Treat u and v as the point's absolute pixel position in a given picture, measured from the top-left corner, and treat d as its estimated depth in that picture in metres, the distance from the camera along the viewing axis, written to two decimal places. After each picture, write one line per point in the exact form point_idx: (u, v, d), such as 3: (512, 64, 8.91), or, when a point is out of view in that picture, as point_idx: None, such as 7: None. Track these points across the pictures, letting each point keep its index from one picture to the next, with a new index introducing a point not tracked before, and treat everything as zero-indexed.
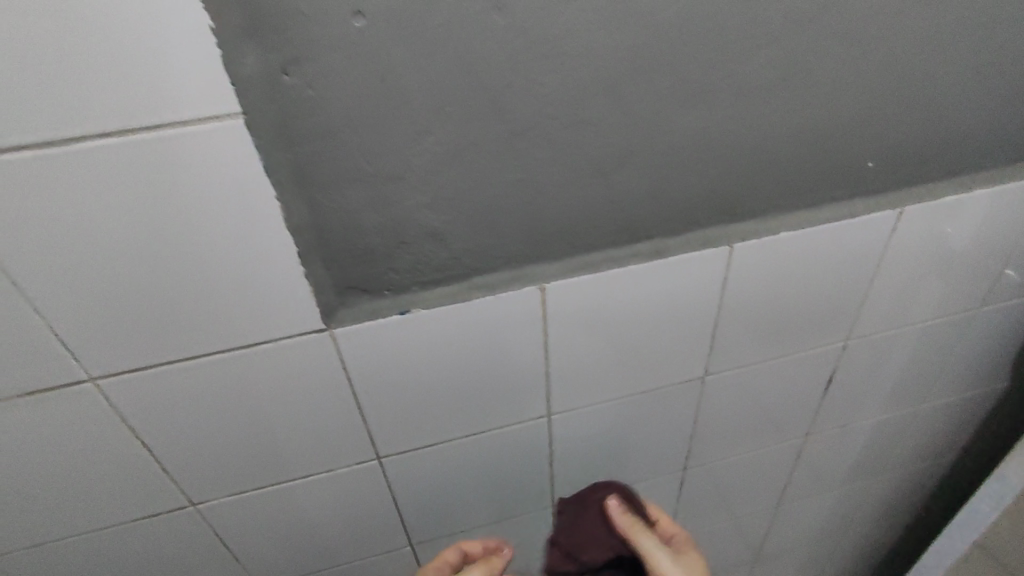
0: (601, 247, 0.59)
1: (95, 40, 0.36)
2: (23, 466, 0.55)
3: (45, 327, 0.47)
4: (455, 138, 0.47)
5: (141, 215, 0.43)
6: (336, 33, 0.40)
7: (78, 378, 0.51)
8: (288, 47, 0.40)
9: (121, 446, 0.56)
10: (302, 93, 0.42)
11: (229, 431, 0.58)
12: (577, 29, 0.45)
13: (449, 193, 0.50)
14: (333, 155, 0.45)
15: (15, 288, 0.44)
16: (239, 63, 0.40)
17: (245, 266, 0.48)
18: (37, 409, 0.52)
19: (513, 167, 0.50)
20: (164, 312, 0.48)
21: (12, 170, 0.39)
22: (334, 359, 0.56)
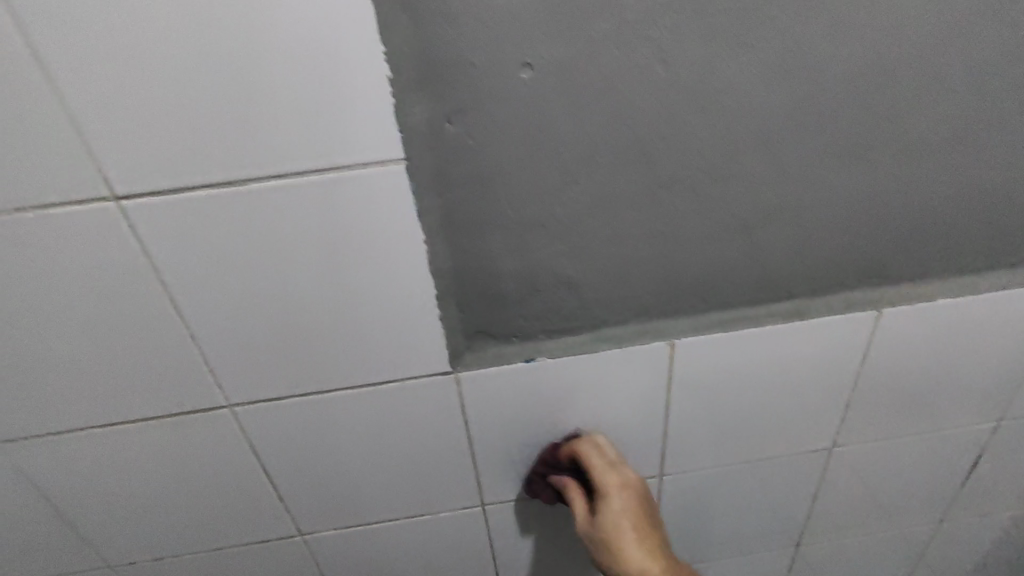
0: (735, 304, 0.56)
1: (285, 87, 0.38)
2: (157, 483, 0.57)
3: (196, 352, 0.49)
4: (602, 188, 0.46)
5: (296, 251, 0.45)
6: (502, 84, 0.41)
7: (218, 404, 0.52)
8: (455, 97, 0.41)
9: (246, 472, 0.58)
10: (462, 142, 0.43)
11: (346, 465, 0.58)
12: (740, 82, 0.43)
13: (589, 242, 0.49)
14: (483, 200, 0.45)
15: (178, 315, 0.47)
16: (408, 112, 0.41)
17: (385, 305, 0.48)
18: (177, 429, 0.54)
19: (655, 219, 0.49)
20: (305, 346, 0.50)
21: (193, 206, 0.42)
22: (455, 402, 0.55)
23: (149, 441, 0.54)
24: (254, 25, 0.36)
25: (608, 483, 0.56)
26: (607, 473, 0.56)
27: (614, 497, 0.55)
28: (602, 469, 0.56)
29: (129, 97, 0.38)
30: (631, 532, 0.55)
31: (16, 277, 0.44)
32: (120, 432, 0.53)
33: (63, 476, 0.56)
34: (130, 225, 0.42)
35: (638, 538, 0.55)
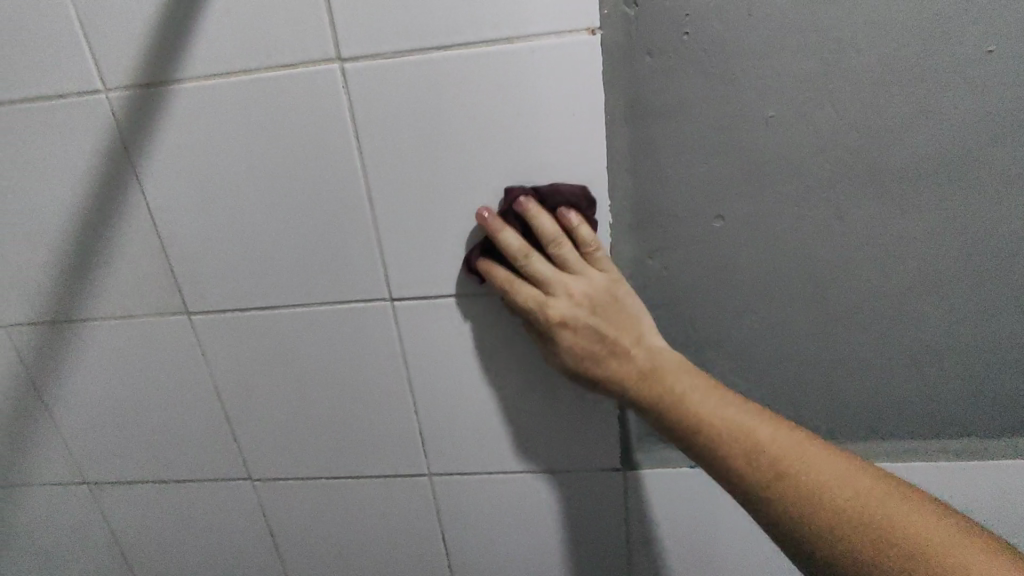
0: (905, 438, 0.56)
1: None
2: (354, 533, 0.67)
3: (415, 424, 0.60)
4: (776, 317, 0.53)
5: (511, 350, 0.55)
6: (697, 230, 0.50)
7: (421, 471, 0.62)
8: (658, 239, 0.51)
9: (427, 536, 0.66)
10: (659, 274, 0.52)
11: (511, 547, 0.64)
12: (911, 236, 0.49)
13: (759, 363, 0.55)
14: (669, 321, 0.54)
15: (410, 392, 0.58)
16: (619, 249, 0.51)
17: (574, 403, 0.56)
18: (383, 488, 0.64)
19: (825, 347, 0.54)
20: (500, 428, 0.59)
21: (443, 309, 0.54)
22: (620, 498, 0.60)
23: (357, 495, 0.65)
24: (515, 183, 0.49)
25: (555, 312, 0.45)
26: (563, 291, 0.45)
27: (559, 318, 0.45)
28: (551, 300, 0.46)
29: (416, 229, 0.51)
30: (664, 366, 0.44)
31: (302, 349, 0.58)
32: (339, 484, 0.64)
33: (285, 517, 0.67)
34: (392, 320, 0.55)
35: (610, 359, 0.46)
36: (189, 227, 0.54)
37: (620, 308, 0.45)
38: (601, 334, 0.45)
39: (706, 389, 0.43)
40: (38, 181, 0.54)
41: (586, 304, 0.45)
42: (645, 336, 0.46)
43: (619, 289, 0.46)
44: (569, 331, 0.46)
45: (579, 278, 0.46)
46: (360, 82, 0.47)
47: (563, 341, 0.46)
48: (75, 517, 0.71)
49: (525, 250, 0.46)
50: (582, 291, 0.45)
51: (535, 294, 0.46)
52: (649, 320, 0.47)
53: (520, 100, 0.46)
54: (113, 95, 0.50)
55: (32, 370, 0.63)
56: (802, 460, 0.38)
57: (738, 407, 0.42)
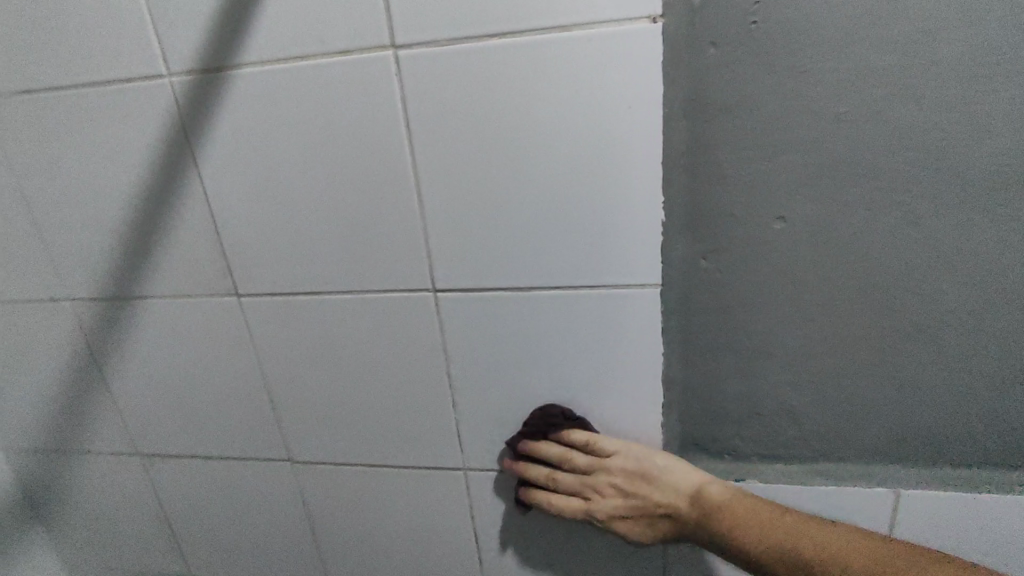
0: (981, 471, 0.51)
1: (575, 222, 0.49)
2: (388, 522, 0.67)
3: (453, 418, 0.60)
4: (837, 328, 0.49)
5: (553, 347, 0.54)
6: (756, 232, 0.48)
7: (457, 465, 0.62)
8: (713, 240, 0.49)
9: (460, 531, 0.65)
10: (712, 276, 0.50)
11: (542, 550, 0.63)
12: (998, 247, 0.45)
13: (816, 377, 0.51)
14: (721, 326, 0.51)
15: (450, 385, 0.58)
16: (671, 248, 0.49)
17: (615, 406, 0.54)
18: (419, 479, 0.64)
19: (891, 364, 0.50)
20: None
21: (486, 303, 0.53)
22: None
23: (393, 485, 0.65)
24: (565, 175, 0.48)
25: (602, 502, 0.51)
26: (598, 473, 0.52)
27: (608, 515, 0.51)
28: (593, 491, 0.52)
29: (462, 220, 0.51)
30: (706, 508, 0.47)
31: (345, 337, 0.58)
32: (375, 472, 0.65)
33: (322, 501, 0.68)
34: (434, 310, 0.55)
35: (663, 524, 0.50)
36: (242, 211, 0.55)
37: (644, 476, 0.50)
38: (643, 508, 0.50)
39: (747, 511, 0.46)
40: (105, 162, 0.56)
41: (618, 489, 0.51)
42: (679, 485, 0.49)
43: (635, 461, 0.50)
44: (620, 520, 0.51)
45: (602, 476, 0.52)
46: (412, 71, 0.47)
47: (617, 523, 0.51)
48: (127, 486, 0.74)
49: (548, 473, 0.54)
50: (608, 486, 0.51)
51: (580, 502, 0.53)
52: (674, 463, 0.50)
53: (574, 91, 0.45)
54: (176, 80, 0.51)
55: (95, 344, 0.65)
56: (849, 567, 0.41)
57: (779, 523, 0.45)
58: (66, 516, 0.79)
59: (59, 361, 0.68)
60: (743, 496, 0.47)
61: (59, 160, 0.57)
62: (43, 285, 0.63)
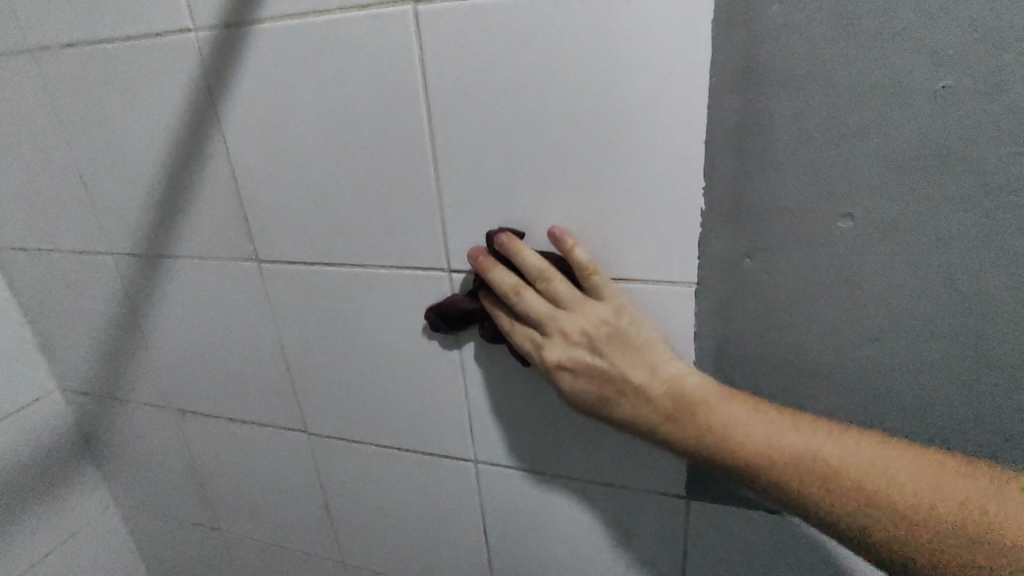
0: None
1: (602, 207, 0.44)
2: (400, 505, 0.66)
3: (465, 407, 0.56)
4: (908, 353, 0.41)
5: None
6: (814, 230, 0.40)
7: (467, 457, 0.59)
8: (760, 236, 0.42)
9: (469, 524, 0.62)
10: (757, 278, 0.43)
11: (552, 554, 0.59)
12: None
13: (876, 406, 0.43)
14: (764, 336, 0.44)
15: (463, 372, 0.55)
16: (710, 243, 0.43)
17: None
18: (428, 467, 0.61)
19: (975, 403, 0.41)
20: (551, 426, 0.53)
21: None
22: (678, 531, 0.52)
23: (403, 468, 0.63)
24: (593, 153, 0.42)
25: (558, 345, 0.43)
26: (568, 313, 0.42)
27: (556, 363, 0.43)
28: (552, 330, 0.43)
29: (480, 196, 0.47)
30: (688, 398, 0.39)
31: (360, 312, 0.56)
32: (388, 453, 0.63)
33: (337, 475, 0.67)
34: (448, 292, 0.51)
35: (620, 393, 0.41)
36: (262, 176, 0.53)
37: (624, 341, 0.41)
38: (606, 366, 0.41)
39: (743, 410, 0.39)
40: (140, 120, 0.56)
41: (585, 342, 0.42)
42: (661, 367, 0.40)
43: (620, 321, 0.41)
44: (570, 373, 0.42)
45: (575, 318, 0.42)
46: (432, 27, 0.42)
47: (564, 371, 0.43)
48: (164, 438, 0.77)
49: (516, 284, 0.43)
50: (580, 329, 0.42)
51: (533, 334, 0.44)
52: (662, 344, 0.41)
53: (606, 56, 0.39)
54: (201, 36, 0.50)
55: (131, 299, 0.67)
56: (882, 476, 0.35)
57: (785, 426, 0.38)
58: (113, 460, 0.84)
59: (104, 312, 0.70)
60: (732, 395, 0.40)
61: (100, 116, 0.57)
62: (89, 238, 0.65)
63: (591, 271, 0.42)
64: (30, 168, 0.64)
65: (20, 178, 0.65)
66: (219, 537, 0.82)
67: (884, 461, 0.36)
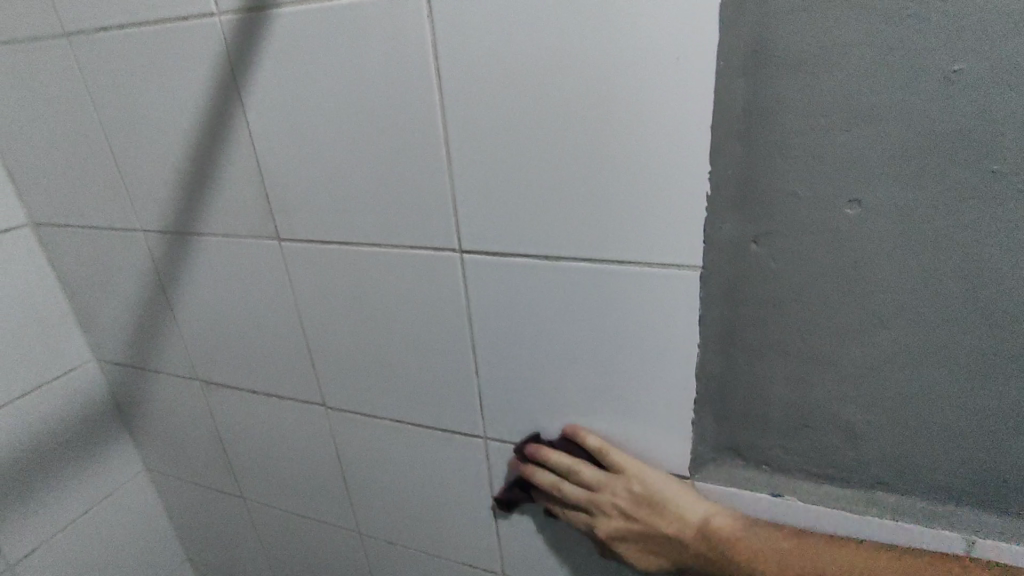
0: None
1: (610, 190, 0.44)
2: (413, 479, 0.68)
3: (475, 385, 0.58)
4: (916, 340, 0.41)
5: (579, 323, 0.50)
6: (823, 215, 0.40)
7: (477, 433, 0.60)
8: (768, 220, 0.42)
9: (479, 499, 0.64)
10: (763, 263, 0.43)
11: (557, 530, 0.61)
12: None
13: (883, 393, 0.43)
14: (770, 321, 0.45)
15: (473, 351, 0.56)
16: (717, 227, 0.43)
17: (643, 392, 0.50)
18: (441, 442, 0.63)
19: (986, 392, 0.40)
20: (558, 405, 0.54)
21: (511, 269, 0.50)
22: None
23: (417, 443, 0.65)
24: (599, 136, 0.43)
25: (604, 519, 0.51)
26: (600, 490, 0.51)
27: (610, 537, 0.50)
28: (595, 507, 0.51)
29: (491, 178, 0.47)
30: (716, 541, 0.45)
31: (376, 291, 0.58)
32: (401, 428, 0.65)
33: (354, 448, 0.70)
34: (460, 272, 0.53)
35: (667, 548, 0.48)
36: (283, 157, 0.55)
37: (650, 504, 0.48)
38: (645, 529, 0.48)
39: (762, 538, 0.45)
40: (168, 102, 0.58)
41: (623, 513, 0.49)
42: (686, 514, 0.47)
43: (641, 486, 0.49)
44: (623, 541, 0.50)
45: (606, 496, 0.50)
46: (444, 10, 0.43)
47: (618, 540, 0.50)
48: (192, 408, 0.81)
49: (553, 480, 0.53)
50: (613, 506, 0.50)
51: (585, 518, 0.52)
52: (681, 490, 0.48)
53: (614, 40, 0.40)
54: (224, 19, 0.51)
55: (161, 275, 0.70)
56: None
57: (793, 552, 0.44)
58: (146, 429, 0.88)
59: (136, 286, 0.73)
60: (752, 523, 0.46)
61: (131, 96, 0.60)
62: (122, 214, 0.68)
63: (602, 451, 0.51)
64: (67, 146, 0.67)
65: (58, 156, 0.68)
66: (243, 504, 0.85)
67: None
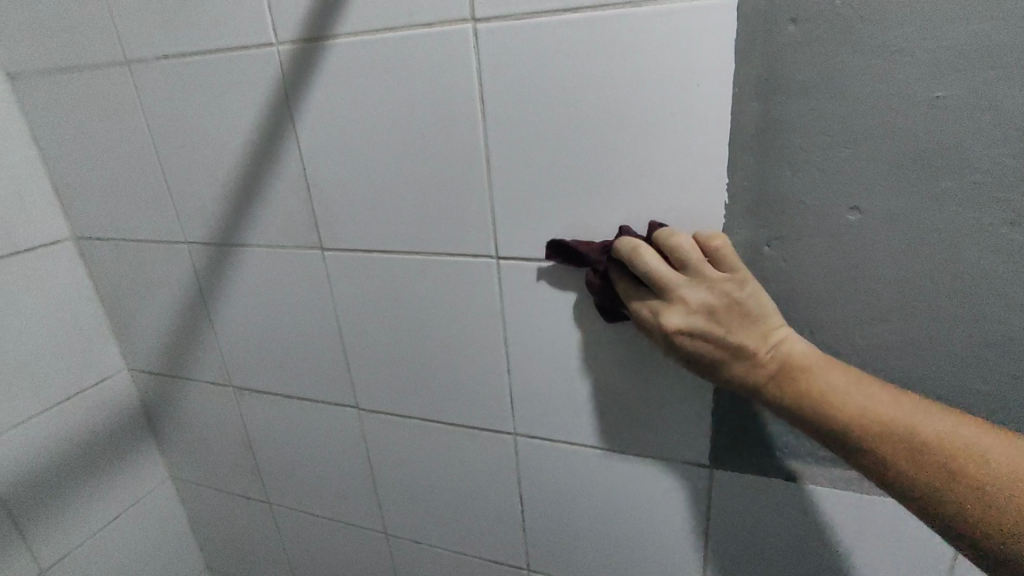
0: None
1: (636, 200, 0.49)
2: (441, 477, 0.72)
3: (506, 383, 0.62)
4: (912, 332, 0.46)
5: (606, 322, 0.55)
6: (827, 221, 0.46)
7: (506, 430, 0.64)
8: (779, 227, 0.47)
9: (505, 494, 0.68)
10: (775, 265, 0.48)
11: (581, 519, 0.65)
12: None
13: (884, 381, 0.48)
14: (782, 318, 0.49)
15: (505, 351, 0.60)
16: (733, 233, 0.48)
17: (665, 386, 0.55)
18: (469, 439, 0.67)
19: (974, 378, 0.45)
20: (585, 400, 0.59)
21: (544, 274, 0.55)
22: (700, 497, 0.57)
23: (446, 442, 0.69)
24: (627, 152, 0.48)
25: (680, 312, 0.44)
26: (692, 281, 0.44)
27: (676, 329, 0.44)
28: (675, 295, 0.44)
29: (527, 189, 0.52)
30: (800, 366, 0.43)
31: (413, 295, 0.62)
32: (432, 427, 0.69)
33: (383, 448, 0.74)
34: (495, 277, 0.57)
35: (733, 362, 0.44)
36: (331, 172, 0.60)
37: (745, 312, 0.43)
38: (723, 334, 0.44)
39: (844, 375, 0.43)
40: (222, 123, 0.63)
41: (709, 310, 0.43)
42: (779, 335, 0.43)
43: (745, 293, 0.43)
44: (686, 338, 0.45)
45: (697, 288, 0.44)
46: (488, 42, 0.49)
47: (684, 334, 0.44)
48: (223, 414, 0.84)
49: (634, 247, 0.46)
50: (702, 299, 0.43)
51: (650, 303, 0.46)
52: (774, 310, 0.44)
53: (643, 67, 0.45)
54: (283, 49, 0.56)
55: (202, 283, 0.74)
56: (966, 450, 0.38)
57: (879, 391, 0.42)
58: (173, 436, 0.91)
59: (176, 296, 0.77)
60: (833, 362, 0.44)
61: (186, 118, 0.64)
62: (167, 228, 0.73)
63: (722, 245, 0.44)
64: (119, 162, 0.72)
65: (109, 174, 0.73)
66: (268, 508, 0.88)
67: (971, 442, 0.38)
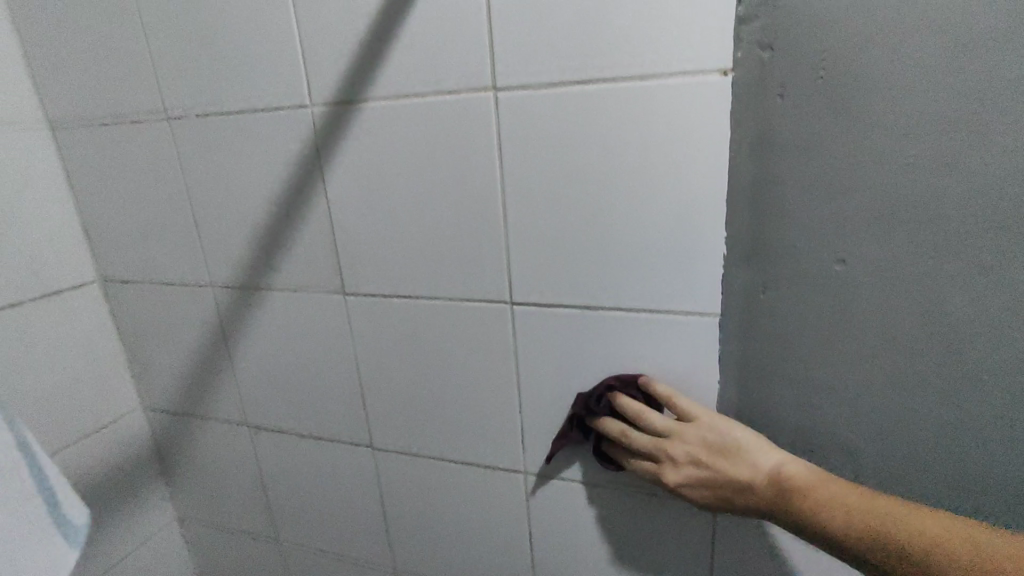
0: None
1: (642, 250, 0.54)
2: (451, 514, 0.73)
3: (517, 420, 0.65)
4: (898, 372, 0.50)
5: (614, 362, 0.58)
6: (816, 270, 0.50)
7: (517, 466, 0.67)
8: (773, 274, 0.51)
9: (515, 531, 0.70)
10: (770, 310, 0.52)
11: (590, 555, 0.67)
12: None
13: (874, 418, 0.52)
14: (778, 358, 0.53)
15: (517, 389, 0.64)
16: (731, 280, 0.52)
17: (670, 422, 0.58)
18: (480, 476, 0.70)
19: (956, 414, 0.49)
20: None
21: (555, 317, 0.59)
22: (705, 531, 0.60)
23: (458, 478, 0.71)
24: (633, 206, 0.53)
25: (672, 467, 0.53)
26: (668, 438, 0.53)
27: (676, 483, 0.52)
28: (663, 454, 0.53)
29: (540, 239, 0.57)
30: (784, 487, 0.47)
31: (430, 336, 0.66)
32: (444, 463, 0.71)
33: (395, 485, 0.76)
34: (509, 319, 0.61)
35: (732, 494, 0.50)
36: (356, 221, 0.64)
37: (720, 450, 0.50)
38: (713, 475, 0.50)
39: (833, 489, 0.45)
40: (253, 174, 0.68)
41: (692, 459, 0.51)
42: (755, 462, 0.49)
43: (712, 432, 0.51)
44: (687, 487, 0.52)
45: (675, 442, 0.52)
46: (507, 109, 0.54)
47: (686, 486, 0.52)
48: (235, 453, 0.86)
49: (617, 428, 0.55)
50: (682, 452, 0.52)
51: (650, 464, 0.55)
52: (744, 436, 0.50)
53: (647, 132, 0.50)
54: (315, 108, 0.62)
55: (223, 324, 0.78)
56: (939, 550, 0.41)
57: (851, 502, 0.45)
58: (184, 474, 0.92)
59: (197, 336, 0.80)
60: (819, 476, 0.47)
61: (220, 169, 0.69)
62: (194, 272, 0.76)
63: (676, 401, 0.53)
64: (151, 209, 0.76)
65: (140, 220, 0.77)
66: (276, 547, 0.89)
67: (957, 549, 0.40)
